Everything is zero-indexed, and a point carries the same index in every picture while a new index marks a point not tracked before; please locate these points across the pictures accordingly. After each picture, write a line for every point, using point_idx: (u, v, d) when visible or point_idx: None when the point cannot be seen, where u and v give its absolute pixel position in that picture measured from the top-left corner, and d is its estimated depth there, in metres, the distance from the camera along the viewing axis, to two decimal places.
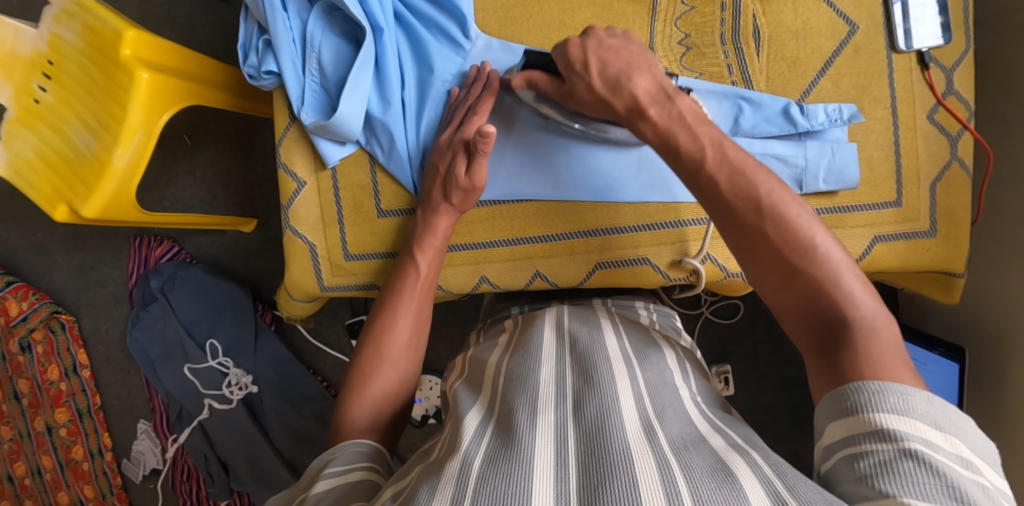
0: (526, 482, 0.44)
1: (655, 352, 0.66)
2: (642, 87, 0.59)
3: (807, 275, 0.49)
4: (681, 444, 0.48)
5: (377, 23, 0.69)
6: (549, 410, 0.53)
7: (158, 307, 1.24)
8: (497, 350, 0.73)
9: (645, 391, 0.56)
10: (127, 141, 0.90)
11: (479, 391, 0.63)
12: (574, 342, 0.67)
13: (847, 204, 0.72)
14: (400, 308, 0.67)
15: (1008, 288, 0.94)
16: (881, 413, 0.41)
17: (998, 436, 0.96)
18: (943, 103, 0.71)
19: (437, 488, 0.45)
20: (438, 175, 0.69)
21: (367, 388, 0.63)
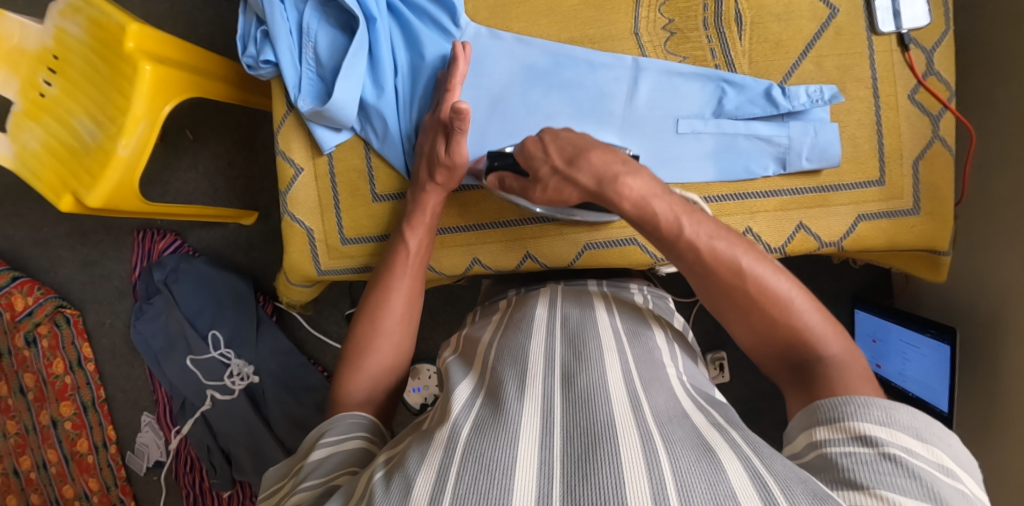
0: (513, 446, 0.45)
1: (645, 330, 0.68)
2: (603, 163, 0.60)
3: (787, 324, 0.53)
4: (667, 417, 0.49)
5: (371, 13, 0.71)
6: (538, 380, 0.54)
7: (162, 299, 1.25)
8: (489, 329, 0.74)
9: (633, 366, 0.57)
10: (131, 131, 0.92)
11: (472, 365, 0.64)
12: (565, 319, 0.68)
13: (832, 183, 0.74)
14: (392, 286, 0.69)
15: (998, 268, 0.95)
16: (864, 421, 0.44)
17: (991, 416, 0.97)
18: (924, 82, 0.73)
19: (426, 455, 0.46)
20: (425, 159, 0.72)
21: (362, 364, 0.65)
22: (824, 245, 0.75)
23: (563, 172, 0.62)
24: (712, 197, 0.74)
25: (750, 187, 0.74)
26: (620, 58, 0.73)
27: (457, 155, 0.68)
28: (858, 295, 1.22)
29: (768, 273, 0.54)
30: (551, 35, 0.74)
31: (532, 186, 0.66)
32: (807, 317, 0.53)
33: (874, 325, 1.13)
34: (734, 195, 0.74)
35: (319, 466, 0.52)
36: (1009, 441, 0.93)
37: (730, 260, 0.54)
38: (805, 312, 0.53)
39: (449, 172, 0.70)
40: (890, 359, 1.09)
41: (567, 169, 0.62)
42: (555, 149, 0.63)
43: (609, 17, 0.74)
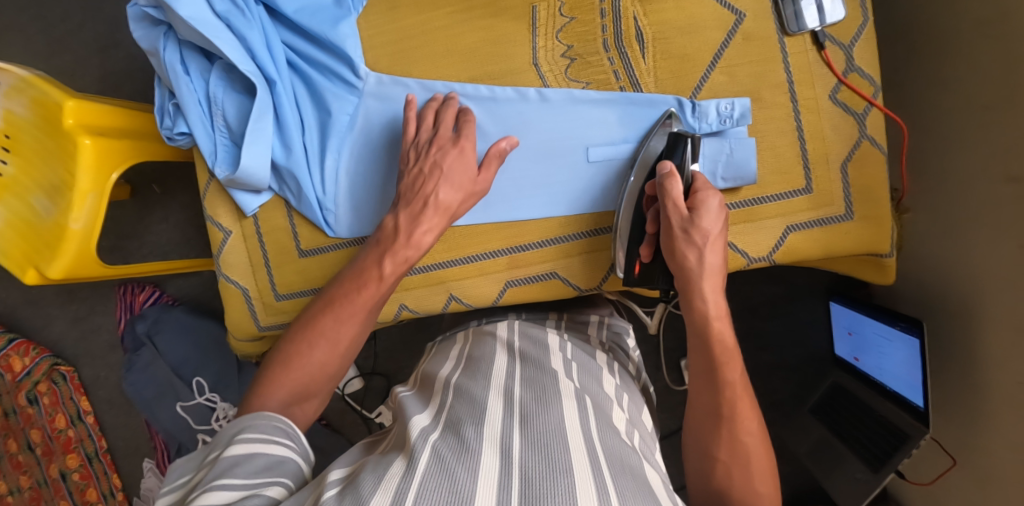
0: (469, 480, 0.45)
1: (597, 375, 0.69)
2: (711, 282, 0.62)
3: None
4: (618, 468, 0.50)
5: (270, 76, 0.71)
6: (495, 417, 0.53)
7: (147, 352, 1.29)
8: (448, 363, 0.73)
9: (589, 412, 0.58)
10: (80, 205, 0.95)
11: (428, 401, 0.63)
12: (523, 361, 0.68)
13: (755, 197, 0.71)
14: (343, 314, 0.64)
15: (971, 251, 0.91)
16: None
17: (975, 406, 0.93)
18: (845, 80, 0.70)
19: (381, 478, 0.45)
20: (414, 179, 0.65)
21: (295, 365, 0.62)
22: (753, 260, 0.72)
23: (703, 245, 0.61)
24: None
25: None
26: (523, 92, 0.70)
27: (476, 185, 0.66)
28: (834, 288, 1.18)
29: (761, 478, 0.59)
30: (451, 76, 0.72)
31: (690, 222, 0.61)
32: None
33: (848, 318, 1.10)
34: None
35: (230, 471, 0.48)
36: (998, 431, 0.89)
37: (744, 422, 0.60)
38: (765, 490, 0.59)
39: (464, 194, 0.66)
40: (869, 352, 1.07)
41: (705, 243, 0.61)
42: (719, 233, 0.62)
43: (507, 51, 0.71)
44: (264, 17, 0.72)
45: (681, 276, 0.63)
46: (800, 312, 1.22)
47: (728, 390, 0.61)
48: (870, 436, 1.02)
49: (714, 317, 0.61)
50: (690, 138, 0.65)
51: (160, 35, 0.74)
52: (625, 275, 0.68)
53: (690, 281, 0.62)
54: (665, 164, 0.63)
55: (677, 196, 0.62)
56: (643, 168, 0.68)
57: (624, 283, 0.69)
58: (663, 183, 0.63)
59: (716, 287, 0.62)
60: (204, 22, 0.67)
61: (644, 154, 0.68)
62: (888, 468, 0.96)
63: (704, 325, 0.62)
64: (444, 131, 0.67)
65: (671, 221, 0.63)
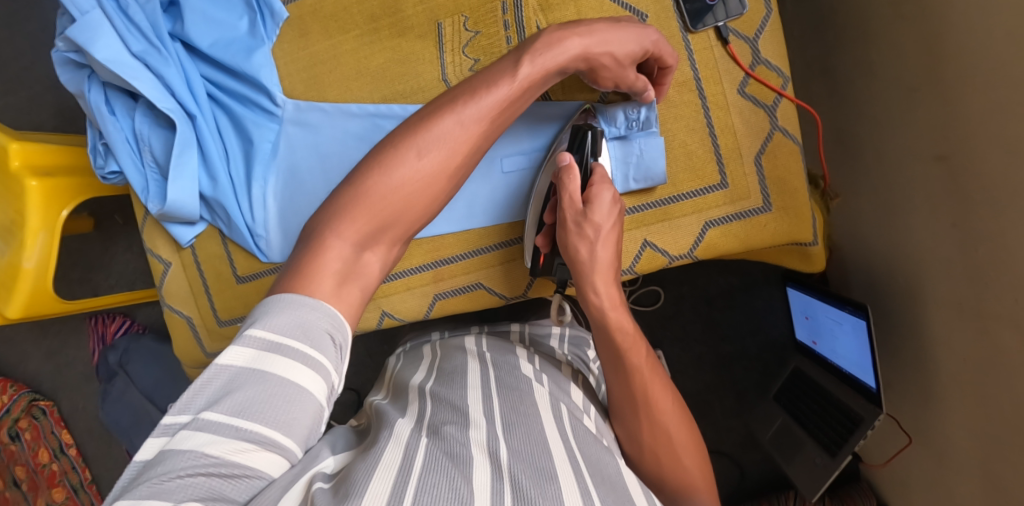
0: (467, 478, 0.44)
1: (565, 384, 0.69)
2: (603, 272, 0.61)
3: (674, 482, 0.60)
4: (598, 482, 0.50)
5: (191, 110, 0.73)
6: (478, 423, 0.53)
7: (121, 381, 1.32)
8: (419, 372, 0.73)
9: (566, 426, 0.58)
10: (31, 244, 0.97)
11: (407, 405, 0.62)
12: (497, 369, 0.68)
13: (670, 195, 0.72)
14: (472, 123, 0.54)
15: (912, 230, 0.92)
16: None
17: (929, 384, 0.94)
18: (752, 74, 0.71)
19: (374, 470, 0.43)
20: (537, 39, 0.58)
21: (374, 188, 0.50)
22: (674, 258, 0.73)
23: (597, 234, 0.61)
24: None
25: None
26: None
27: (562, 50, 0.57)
28: (790, 273, 1.19)
29: (686, 456, 0.61)
30: (365, 96, 0.74)
31: (585, 213, 0.61)
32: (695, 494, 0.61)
33: (803, 303, 1.11)
34: None
35: (246, 409, 0.39)
36: (949, 410, 0.90)
37: (659, 403, 0.61)
38: (693, 463, 0.61)
39: (580, 54, 0.58)
40: (823, 335, 1.08)
41: (597, 234, 0.61)
42: (612, 225, 0.62)
43: (416, 69, 0.72)
44: (181, 52, 0.74)
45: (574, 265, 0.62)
46: (758, 302, 1.23)
47: (636, 377, 0.61)
48: (827, 420, 1.03)
49: (608, 307, 0.61)
50: (594, 132, 0.66)
51: (83, 77, 0.75)
52: (532, 266, 0.69)
53: (582, 272, 0.62)
54: (563, 156, 0.63)
55: (573, 188, 0.61)
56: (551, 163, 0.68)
57: (532, 273, 0.70)
58: (560, 173, 0.62)
59: (609, 281, 0.61)
60: (120, 63, 0.69)
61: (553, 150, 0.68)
62: (844, 452, 0.96)
63: (601, 315, 0.61)
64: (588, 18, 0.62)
65: (565, 211, 0.62)
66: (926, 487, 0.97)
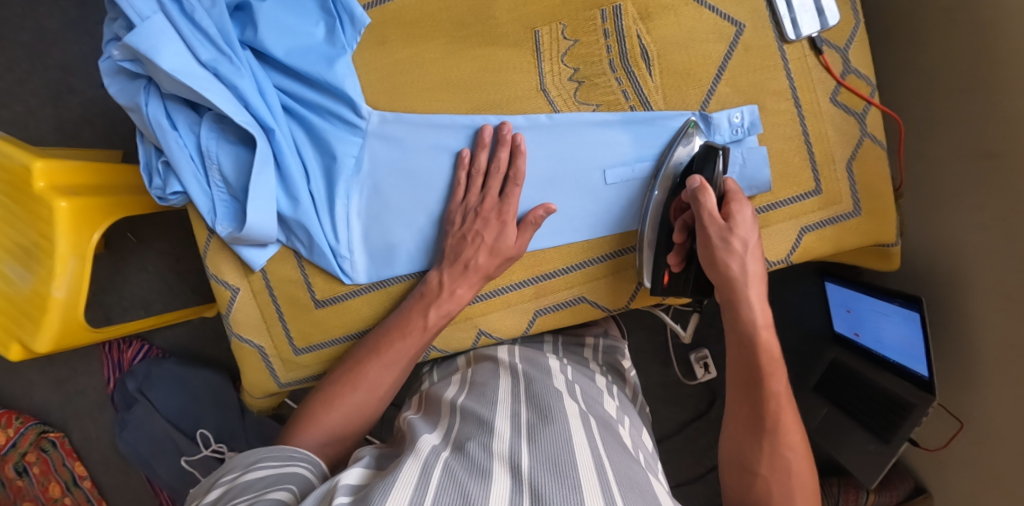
0: (484, 494, 0.45)
1: (598, 392, 0.68)
2: (755, 286, 0.64)
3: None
4: (627, 488, 0.50)
5: (268, 125, 0.68)
6: (502, 433, 0.54)
7: (141, 408, 1.22)
8: (453, 386, 0.69)
9: (594, 429, 0.58)
10: (60, 272, 0.88)
11: (437, 418, 0.62)
12: (524, 371, 0.68)
13: (769, 203, 0.72)
14: (383, 361, 0.69)
15: (957, 225, 0.95)
16: None
17: (970, 369, 0.96)
18: (843, 83, 0.71)
19: (391, 487, 0.44)
20: (459, 241, 0.68)
21: (342, 390, 0.68)
22: (771, 264, 0.74)
23: (743, 253, 0.63)
24: None
25: None
26: (532, 118, 0.70)
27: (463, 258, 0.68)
28: (828, 268, 1.23)
29: (796, 488, 0.61)
30: (457, 108, 0.71)
31: (728, 233, 0.63)
32: None
33: (845, 296, 1.14)
34: None
35: (247, 487, 0.54)
36: (991, 394, 0.93)
37: (788, 436, 0.62)
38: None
39: (500, 260, 0.68)
40: (866, 327, 1.11)
41: (745, 252, 0.64)
42: (753, 243, 0.64)
43: (511, 79, 0.70)
44: (251, 61, 0.69)
45: (718, 271, 0.65)
46: (792, 296, 1.27)
47: (772, 401, 0.63)
48: (872, 405, 1.07)
49: (759, 324, 0.64)
50: (722, 150, 0.65)
51: (139, 89, 0.69)
52: (653, 284, 0.70)
53: (729, 289, 0.64)
54: (695, 178, 0.64)
55: (712, 211, 0.63)
56: (670, 179, 0.69)
57: (652, 293, 0.70)
58: (698, 195, 0.63)
59: (757, 295, 0.64)
60: (189, 73, 0.64)
61: (670, 165, 0.69)
62: (898, 438, 0.99)
63: (750, 329, 0.64)
64: (506, 153, 0.68)
65: (706, 231, 0.64)
66: (965, 469, 1.01)
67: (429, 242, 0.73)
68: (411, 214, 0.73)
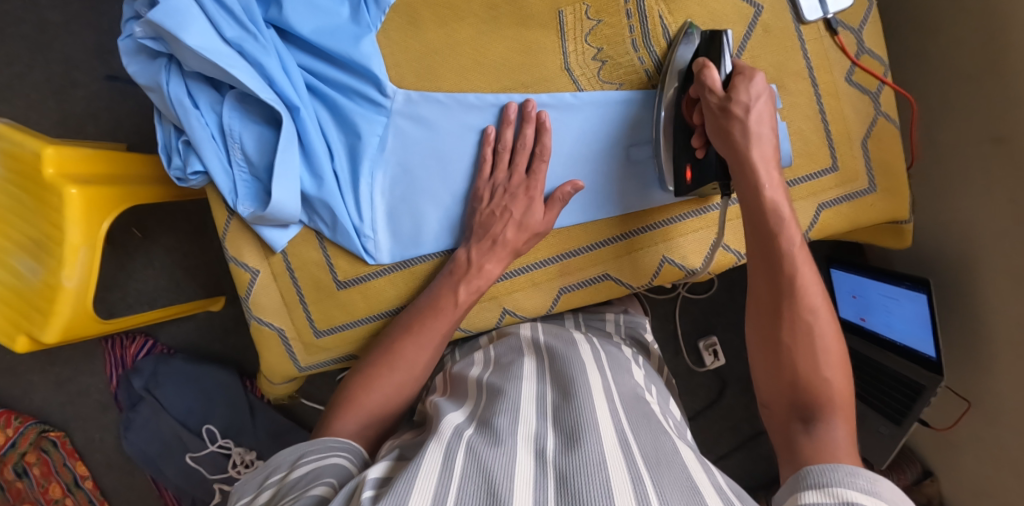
0: (507, 476, 0.43)
1: (627, 368, 0.66)
2: (762, 147, 0.62)
3: (816, 389, 0.58)
4: (655, 458, 0.47)
5: (292, 102, 0.68)
6: (526, 415, 0.51)
7: (148, 406, 1.18)
8: (478, 364, 0.68)
9: (619, 402, 0.55)
10: (72, 262, 0.86)
11: (463, 400, 0.59)
12: (550, 350, 0.65)
13: (789, 181, 0.73)
14: (421, 340, 0.68)
15: (964, 209, 0.97)
16: (850, 490, 0.46)
17: (976, 351, 0.98)
18: (858, 63, 0.73)
19: (414, 476, 0.43)
20: (489, 216, 0.69)
21: (378, 370, 0.67)
22: None
23: (749, 115, 0.62)
24: (676, 217, 0.74)
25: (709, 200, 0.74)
26: (558, 96, 0.70)
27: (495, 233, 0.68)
28: (835, 256, 1.24)
29: (828, 361, 0.59)
30: (483, 87, 0.71)
31: (732, 97, 0.62)
32: (838, 391, 0.58)
33: (852, 282, 1.16)
34: (699, 210, 0.74)
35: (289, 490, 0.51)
36: (1001, 375, 0.94)
37: (808, 300, 0.61)
38: (835, 379, 0.58)
39: (530, 234, 0.69)
40: (873, 312, 1.13)
41: (750, 115, 0.62)
42: (764, 109, 0.62)
43: (537, 59, 0.71)
44: (276, 40, 0.69)
45: (748, 192, 0.64)
46: None
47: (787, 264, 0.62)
48: (886, 389, 1.08)
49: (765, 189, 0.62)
50: (726, 33, 0.65)
51: (161, 68, 0.70)
52: (678, 183, 0.68)
53: (738, 157, 0.62)
54: (699, 61, 0.65)
55: (716, 81, 0.63)
56: (678, 76, 0.69)
57: (678, 194, 0.69)
58: (702, 71, 0.64)
59: (768, 162, 0.62)
60: (216, 51, 0.64)
61: (675, 64, 0.69)
62: (909, 420, 1.02)
63: (763, 201, 0.63)
64: (532, 129, 0.69)
65: (712, 103, 0.63)
66: (974, 449, 1.02)
67: (453, 220, 0.74)
68: (433, 194, 0.73)
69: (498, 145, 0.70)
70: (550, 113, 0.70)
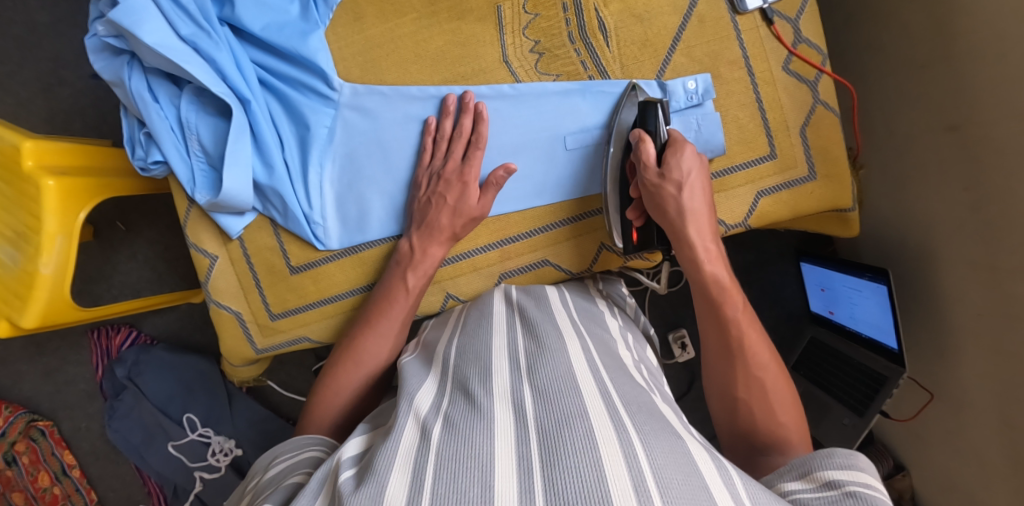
0: (488, 440, 0.44)
1: (599, 322, 0.67)
2: (698, 220, 0.68)
3: (769, 430, 0.63)
4: (635, 406, 0.48)
5: (244, 95, 0.71)
6: (501, 375, 0.52)
7: (130, 395, 1.21)
8: (448, 327, 0.69)
9: (595, 358, 0.56)
10: (48, 249, 0.89)
11: (432, 364, 0.60)
12: (521, 307, 0.66)
13: (725, 168, 0.75)
14: (381, 331, 0.71)
15: (921, 198, 0.98)
16: (828, 468, 0.49)
17: (942, 341, 0.98)
18: (795, 52, 0.75)
19: (395, 455, 0.43)
20: (425, 205, 0.72)
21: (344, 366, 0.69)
22: (730, 227, 0.77)
23: (683, 191, 0.67)
24: None
25: None
26: (496, 88, 0.74)
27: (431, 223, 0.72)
28: (802, 249, 1.26)
29: (780, 407, 0.64)
30: (424, 79, 0.74)
31: (666, 176, 0.68)
32: (789, 429, 0.63)
33: (819, 275, 1.16)
34: None
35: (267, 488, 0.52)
36: (963, 363, 0.94)
37: (756, 357, 0.65)
38: (788, 420, 0.63)
39: (466, 219, 0.72)
40: (840, 304, 1.13)
41: (683, 191, 0.67)
42: (697, 183, 0.68)
43: (477, 50, 0.74)
44: (229, 37, 0.72)
45: (691, 270, 0.68)
46: (772, 276, 1.29)
47: (734, 327, 0.66)
48: (849, 381, 1.09)
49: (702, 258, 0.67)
50: (661, 106, 0.70)
51: (122, 64, 0.72)
52: (625, 244, 0.74)
53: (676, 236, 0.68)
54: (636, 132, 0.70)
55: (651, 159, 0.68)
56: (620, 138, 0.73)
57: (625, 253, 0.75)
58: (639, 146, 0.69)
59: (704, 231, 0.68)
60: (170, 47, 0.66)
61: (618, 125, 0.73)
62: (872, 411, 1.02)
63: (703, 272, 0.68)
64: (469, 122, 0.72)
65: (648, 181, 0.69)
66: (940, 440, 1.01)
67: (399, 207, 0.77)
68: (380, 183, 0.76)
69: (439, 135, 0.73)
70: (488, 104, 0.74)
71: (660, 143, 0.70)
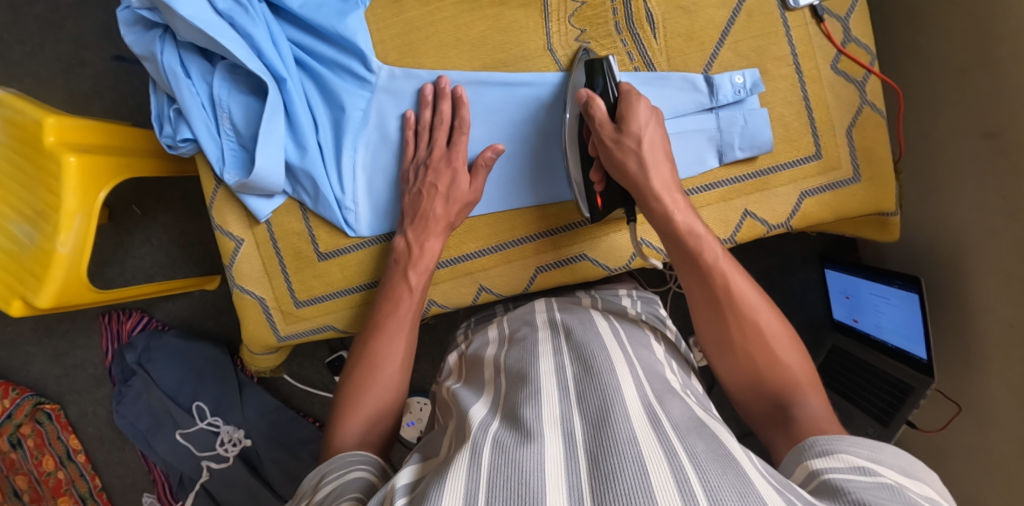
0: (540, 466, 0.41)
1: (646, 342, 0.64)
2: (657, 173, 0.64)
3: (782, 382, 0.58)
4: (684, 429, 0.46)
5: (280, 74, 0.69)
6: (551, 399, 0.49)
7: (139, 381, 1.18)
8: (492, 345, 0.67)
9: (643, 379, 0.53)
10: (66, 228, 0.87)
11: (483, 388, 0.58)
12: (569, 328, 0.63)
13: (769, 165, 0.74)
14: (390, 331, 0.67)
15: (955, 208, 0.96)
16: (860, 457, 0.46)
17: (970, 354, 0.96)
18: (843, 51, 0.73)
19: (446, 480, 0.41)
20: (416, 196, 0.71)
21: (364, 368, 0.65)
22: (772, 227, 0.75)
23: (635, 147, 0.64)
24: None
25: (689, 184, 0.73)
26: (540, 77, 0.72)
27: (427, 218, 0.70)
28: (826, 254, 1.24)
29: (786, 358, 0.59)
30: (464, 65, 0.73)
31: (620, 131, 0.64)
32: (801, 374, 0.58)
33: (845, 282, 1.14)
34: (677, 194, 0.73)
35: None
36: (991, 377, 0.92)
37: (747, 303, 0.60)
38: (795, 363, 0.59)
39: (459, 206, 0.71)
40: (866, 312, 1.11)
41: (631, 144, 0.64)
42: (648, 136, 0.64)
43: (518, 37, 0.73)
44: (266, 13, 0.70)
45: (663, 222, 0.64)
46: (795, 282, 1.27)
47: (718, 278, 0.61)
48: (874, 391, 1.07)
49: (658, 191, 0.64)
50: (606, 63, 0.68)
51: (155, 37, 0.70)
52: (590, 210, 0.70)
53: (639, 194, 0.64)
54: (584, 91, 0.66)
55: (603, 112, 0.65)
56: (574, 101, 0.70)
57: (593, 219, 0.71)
58: (589, 104, 0.65)
59: (663, 183, 0.64)
60: (206, 20, 0.64)
61: (570, 89, 0.70)
62: (897, 421, 0.99)
63: (675, 222, 0.63)
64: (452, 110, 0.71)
65: (603, 140, 0.65)
66: (965, 455, 0.99)
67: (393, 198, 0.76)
68: (372, 172, 0.75)
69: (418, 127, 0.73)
70: (465, 89, 0.72)
71: (608, 96, 0.66)
